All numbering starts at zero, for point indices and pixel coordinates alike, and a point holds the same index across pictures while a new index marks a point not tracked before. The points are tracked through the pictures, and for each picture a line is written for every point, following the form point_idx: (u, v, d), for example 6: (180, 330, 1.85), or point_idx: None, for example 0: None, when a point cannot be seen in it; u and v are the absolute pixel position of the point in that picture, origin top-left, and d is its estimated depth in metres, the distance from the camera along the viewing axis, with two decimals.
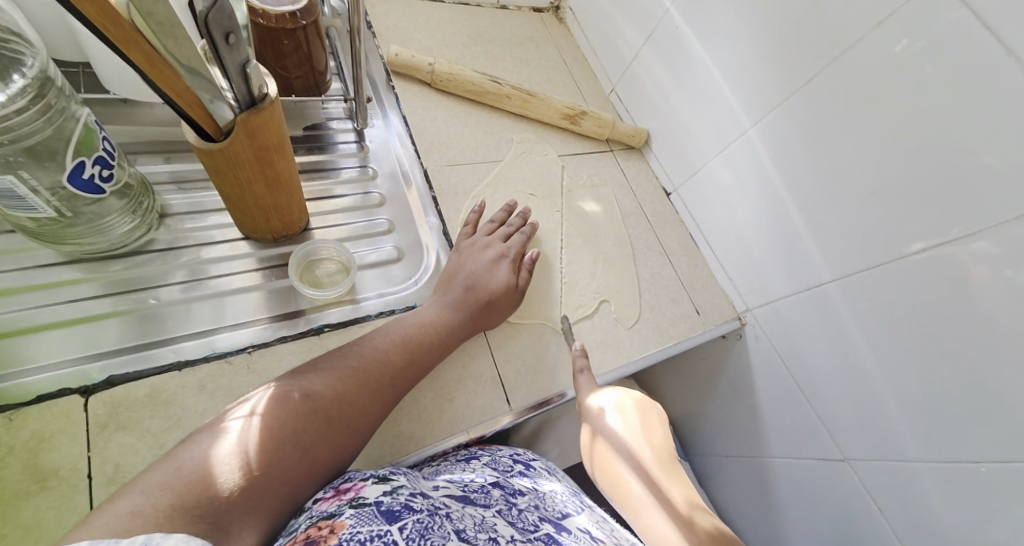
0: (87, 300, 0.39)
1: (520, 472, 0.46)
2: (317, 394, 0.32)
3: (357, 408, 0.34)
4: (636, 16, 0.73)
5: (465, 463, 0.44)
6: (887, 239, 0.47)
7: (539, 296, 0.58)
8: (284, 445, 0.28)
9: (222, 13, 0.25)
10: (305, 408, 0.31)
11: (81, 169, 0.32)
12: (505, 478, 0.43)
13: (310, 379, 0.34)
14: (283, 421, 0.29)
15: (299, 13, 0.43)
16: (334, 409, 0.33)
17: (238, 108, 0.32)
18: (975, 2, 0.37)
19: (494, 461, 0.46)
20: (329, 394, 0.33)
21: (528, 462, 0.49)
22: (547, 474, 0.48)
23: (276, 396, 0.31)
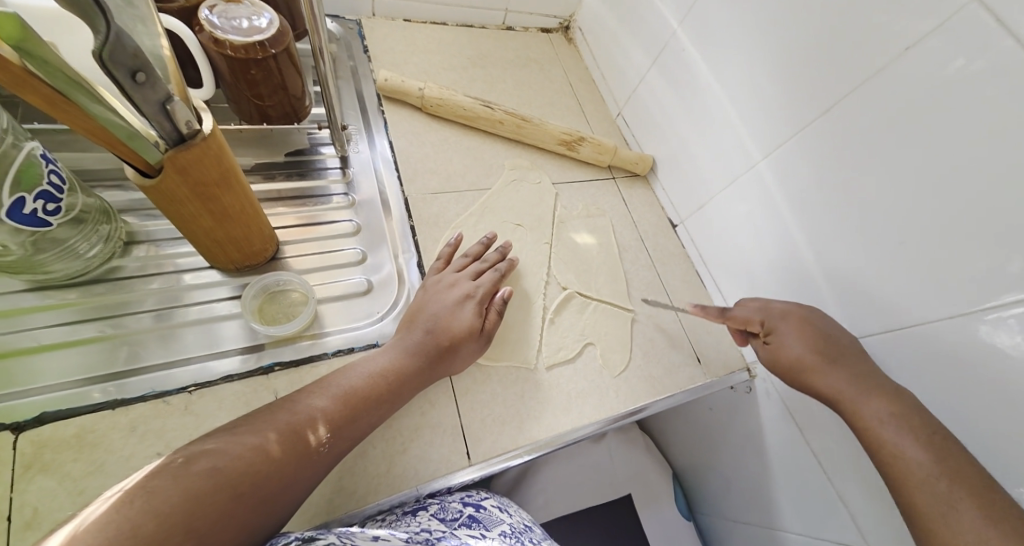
0: (39, 329, 0.39)
1: (469, 518, 0.42)
2: (228, 464, 0.29)
3: (279, 474, 0.31)
4: (643, 37, 0.69)
5: (409, 518, 0.39)
6: (916, 296, 0.40)
7: (516, 336, 0.54)
8: (176, 530, 0.24)
9: (126, 52, 0.24)
10: (210, 481, 0.27)
11: (21, 204, 0.32)
12: (453, 530, 0.38)
13: (222, 446, 0.30)
14: (182, 495, 0.25)
15: (267, 42, 0.42)
16: (249, 480, 0.29)
17: (165, 144, 0.30)
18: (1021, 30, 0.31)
19: (442, 510, 0.42)
20: (243, 462, 0.29)
21: (480, 503, 0.46)
22: (498, 512, 0.46)
23: (165, 468, 0.27)
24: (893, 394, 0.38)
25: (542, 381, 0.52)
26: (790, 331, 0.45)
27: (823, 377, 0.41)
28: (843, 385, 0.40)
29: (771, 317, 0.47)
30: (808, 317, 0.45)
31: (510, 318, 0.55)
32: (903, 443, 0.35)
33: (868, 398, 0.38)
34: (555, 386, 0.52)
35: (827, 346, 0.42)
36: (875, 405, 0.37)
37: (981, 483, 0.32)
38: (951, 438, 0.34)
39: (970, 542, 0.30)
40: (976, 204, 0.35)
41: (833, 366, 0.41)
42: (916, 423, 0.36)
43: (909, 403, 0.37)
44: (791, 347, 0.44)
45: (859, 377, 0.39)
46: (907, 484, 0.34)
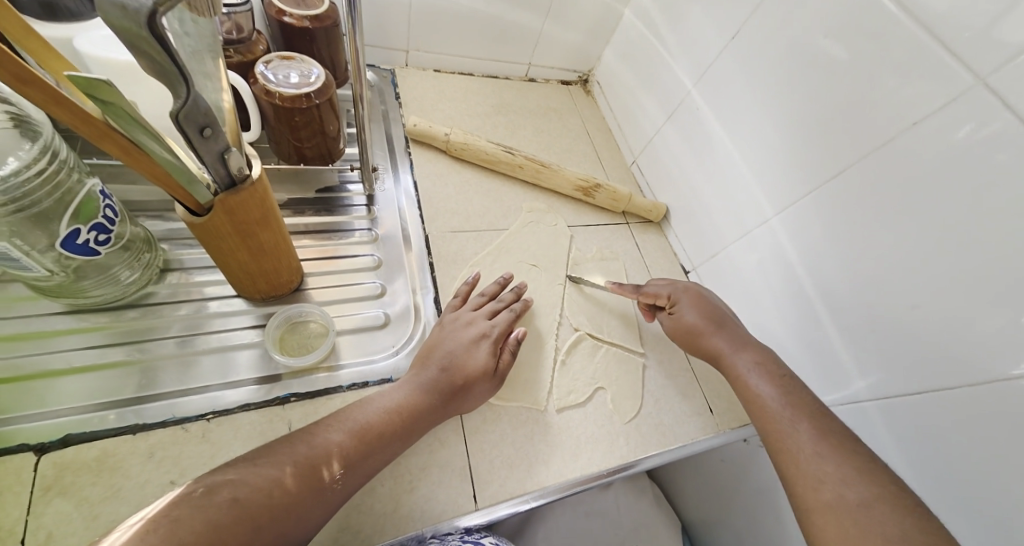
0: (74, 350, 0.41)
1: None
2: (247, 495, 0.29)
3: (294, 508, 0.31)
4: (659, 94, 0.73)
5: None
6: (933, 360, 0.39)
7: (526, 377, 0.54)
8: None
9: (198, 110, 0.27)
10: (229, 513, 0.27)
11: (75, 235, 0.34)
12: None
13: (242, 475, 0.30)
14: (202, 526, 0.26)
15: (313, 93, 0.46)
16: (265, 513, 0.29)
17: (217, 187, 0.33)
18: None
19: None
20: (261, 494, 0.30)
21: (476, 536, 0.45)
22: None
23: (188, 497, 0.27)
24: (763, 355, 0.49)
25: (551, 424, 0.51)
26: (686, 303, 0.55)
27: (715, 343, 0.51)
28: (724, 346, 0.50)
29: (676, 291, 0.57)
30: (701, 293, 0.56)
31: (522, 358, 0.55)
32: (761, 386, 0.46)
33: (743, 356, 0.49)
34: (564, 430, 0.51)
35: (711, 319, 0.53)
36: (744, 359, 0.48)
37: (814, 409, 0.42)
38: (795, 382, 0.45)
39: (808, 451, 0.39)
40: (991, 271, 0.35)
41: (718, 332, 0.51)
42: (772, 371, 0.47)
43: (767, 358, 0.49)
44: (686, 315, 0.54)
45: (734, 340, 0.51)
46: (766, 414, 0.44)
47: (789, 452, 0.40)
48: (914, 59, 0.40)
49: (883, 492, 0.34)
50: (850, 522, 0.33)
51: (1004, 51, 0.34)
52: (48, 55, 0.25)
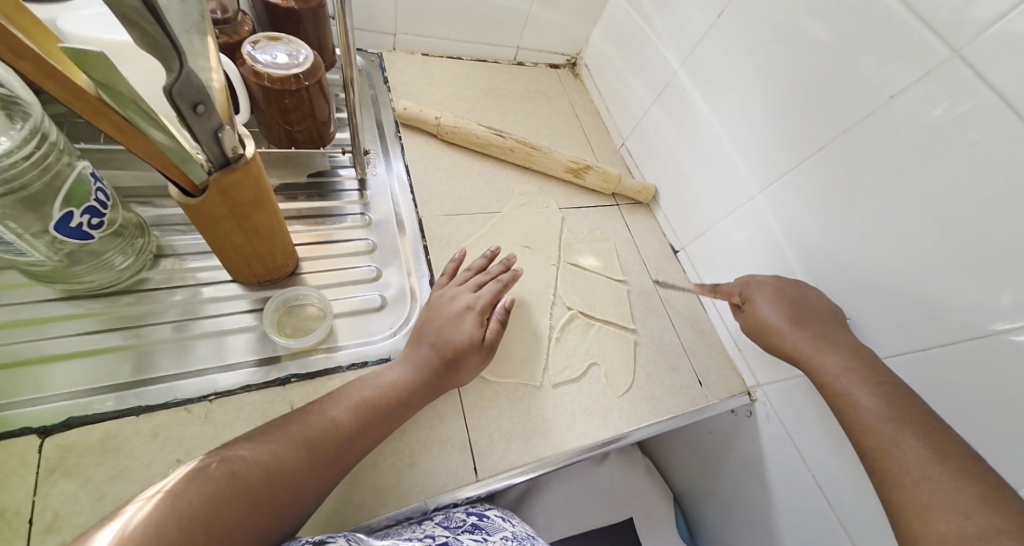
0: (70, 336, 0.41)
1: (472, 526, 0.44)
2: (250, 471, 0.30)
3: (296, 481, 0.32)
4: (646, 75, 0.74)
5: (416, 526, 0.41)
6: (912, 324, 0.42)
7: (522, 354, 0.55)
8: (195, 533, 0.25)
9: (191, 87, 0.27)
10: (233, 487, 0.28)
11: (68, 218, 0.34)
12: (457, 535, 0.41)
13: (245, 453, 0.31)
14: (208, 499, 0.27)
15: (302, 74, 0.46)
16: (267, 488, 0.30)
17: (212, 167, 0.33)
18: (1000, 85, 0.34)
19: (447, 520, 0.43)
20: (262, 470, 0.31)
21: (483, 513, 0.48)
22: (500, 522, 0.48)
23: (196, 472, 0.28)
24: (865, 360, 0.41)
25: (548, 399, 0.53)
26: (763, 301, 0.50)
27: (801, 350, 0.45)
28: (829, 365, 0.42)
29: (750, 288, 0.53)
30: (782, 287, 0.50)
31: (518, 337, 0.57)
32: (873, 399, 0.38)
33: (830, 354, 0.42)
34: (560, 405, 0.53)
35: (791, 316, 0.47)
36: (853, 380, 0.40)
37: (928, 423, 0.36)
38: (906, 391, 0.38)
39: (912, 474, 0.34)
40: (964, 240, 0.37)
41: (810, 339, 0.44)
42: (871, 376, 0.40)
43: (865, 361, 0.41)
44: (762, 312, 0.49)
45: (831, 347, 0.43)
46: (863, 423, 0.38)
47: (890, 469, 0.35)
48: (891, 35, 0.41)
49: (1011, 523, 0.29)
50: None
51: (975, 26, 0.35)
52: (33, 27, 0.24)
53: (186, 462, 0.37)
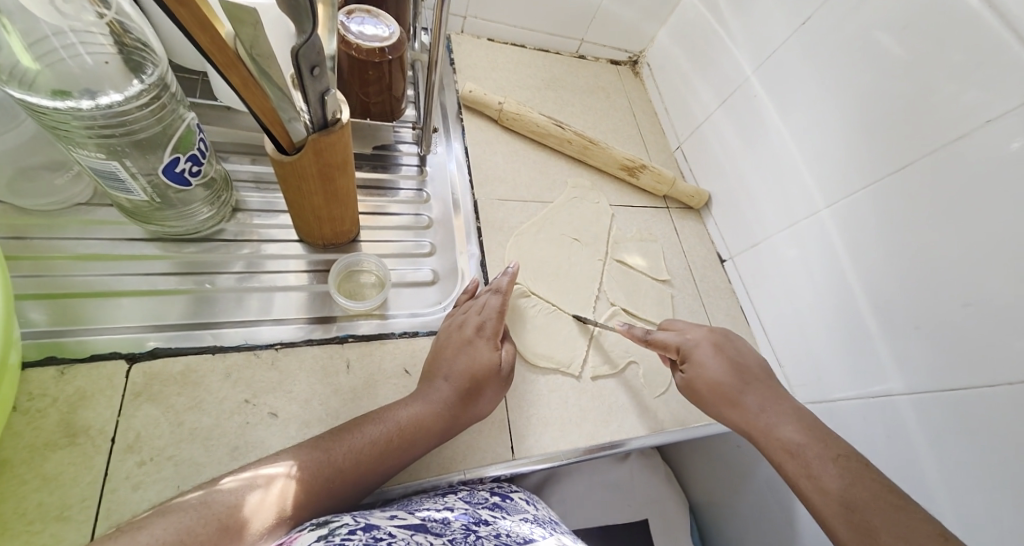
0: (155, 275, 0.43)
1: (494, 504, 0.41)
2: (332, 470, 0.34)
3: (358, 484, 0.35)
4: (714, 79, 0.73)
5: (438, 496, 0.40)
6: (976, 355, 0.40)
7: (564, 344, 0.56)
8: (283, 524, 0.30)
9: (313, 49, 0.28)
10: (316, 487, 0.33)
11: (175, 163, 0.36)
12: (476, 510, 0.39)
13: (331, 451, 0.35)
14: (295, 498, 0.31)
15: (387, 49, 0.47)
16: (346, 483, 0.34)
17: (311, 128, 0.35)
18: None
19: (470, 495, 0.42)
20: (344, 471, 0.34)
21: (508, 493, 0.46)
22: (525, 505, 0.45)
23: (289, 469, 0.32)
24: (810, 428, 0.43)
25: (585, 390, 0.54)
26: (704, 355, 0.49)
27: (745, 408, 0.46)
28: (756, 410, 0.45)
29: (688, 343, 0.51)
30: (718, 343, 0.51)
31: (560, 325, 0.57)
32: (822, 464, 0.40)
33: (791, 434, 0.43)
34: (598, 397, 0.54)
35: (741, 383, 0.47)
36: (787, 430, 0.43)
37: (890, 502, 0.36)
38: (863, 463, 0.39)
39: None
40: None
41: (744, 391, 0.47)
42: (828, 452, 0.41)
43: (813, 426, 0.43)
44: (712, 370, 0.48)
45: (767, 400, 0.46)
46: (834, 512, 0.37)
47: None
48: (990, 57, 0.39)
49: None
50: None
51: None
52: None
53: (254, 403, 0.39)
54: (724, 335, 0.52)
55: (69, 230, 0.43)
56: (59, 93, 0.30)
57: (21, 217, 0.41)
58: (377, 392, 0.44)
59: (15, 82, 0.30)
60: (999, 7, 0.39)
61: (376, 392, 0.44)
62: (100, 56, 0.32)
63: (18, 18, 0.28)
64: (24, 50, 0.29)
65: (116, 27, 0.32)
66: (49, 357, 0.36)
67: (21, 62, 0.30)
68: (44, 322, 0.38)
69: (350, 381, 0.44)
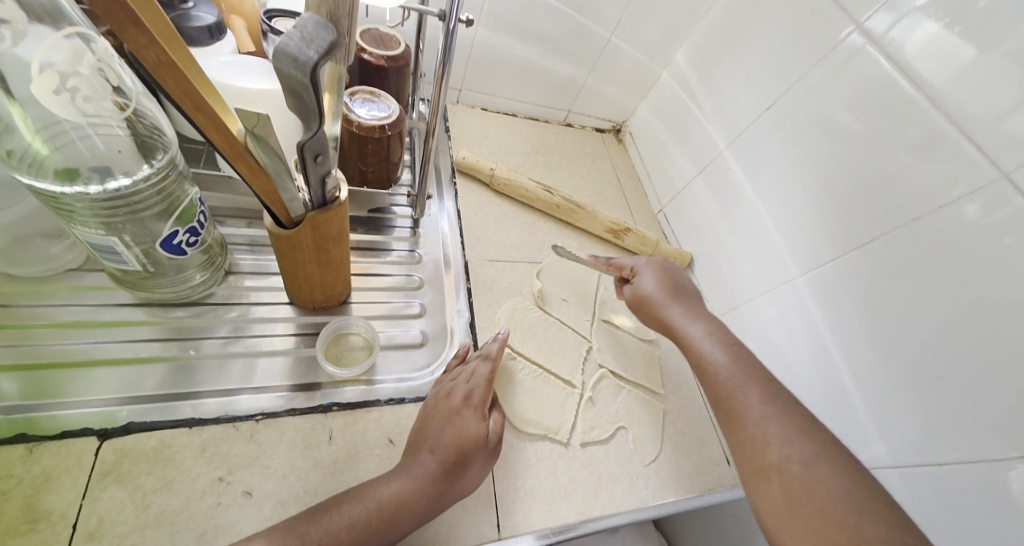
0: (140, 341, 0.42)
1: None
2: None
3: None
4: (690, 150, 0.78)
5: None
6: (955, 428, 0.41)
7: (553, 409, 0.55)
8: None
9: (318, 140, 0.30)
10: None
11: (173, 236, 0.37)
12: None
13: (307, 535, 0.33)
14: None
15: (388, 126, 0.51)
16: None
17: (310, 205, 0.36)
18: None
19: None
20: None
21: None
22: None
23: None
24: (804, 427, 0.39)
25: (574, 458, 0.53)
26: (648, 275, 0.59)
27: (672, 311, 0.54)
28: (750, 407, 0.42)
29: (639, 264, 0.62)
30: (665, 267, 0.60)
31: (549, 390, 0.57)
32: (746, 387, 0.44)
33: (693, 325, 0.52)
34: (586, 465, 0.52)
35: (668, 289, 0.57)
36: (776, 429, 0.39)
37: (796, 417, 0.41)
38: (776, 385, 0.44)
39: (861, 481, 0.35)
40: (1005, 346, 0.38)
41: (743, 387, 0.44)
42: (745, 369, 0.46)
43: (745, 358, 0.47)
44: (647, 282, 0.58)
45: (764, 395, 0.43)
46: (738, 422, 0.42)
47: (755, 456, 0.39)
48: (939, 147, 0.44)
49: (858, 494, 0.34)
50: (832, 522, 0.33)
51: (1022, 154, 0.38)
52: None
53: (228, 480, 0.38)
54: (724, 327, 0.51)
55: (57, 297, 0.42)
56: (66, 174, 0.31)
57: (10, 284, 0.41)
58: (359, 465, 0.42)
59: (25, 167, 0.31)
60: (943, 107, 0.44)
61: (358, 465, 0.42)
62: (112, 143, 0.33)
63: (34, 108, 0.30)
64: (36, 135, 0.31)
65: (130, 117, 0.33)
66: (17, 434, 0.35)
67: (33, 146, 0.31)
68: (18, 395, 0.37)
69: (332, 454, 0.42)
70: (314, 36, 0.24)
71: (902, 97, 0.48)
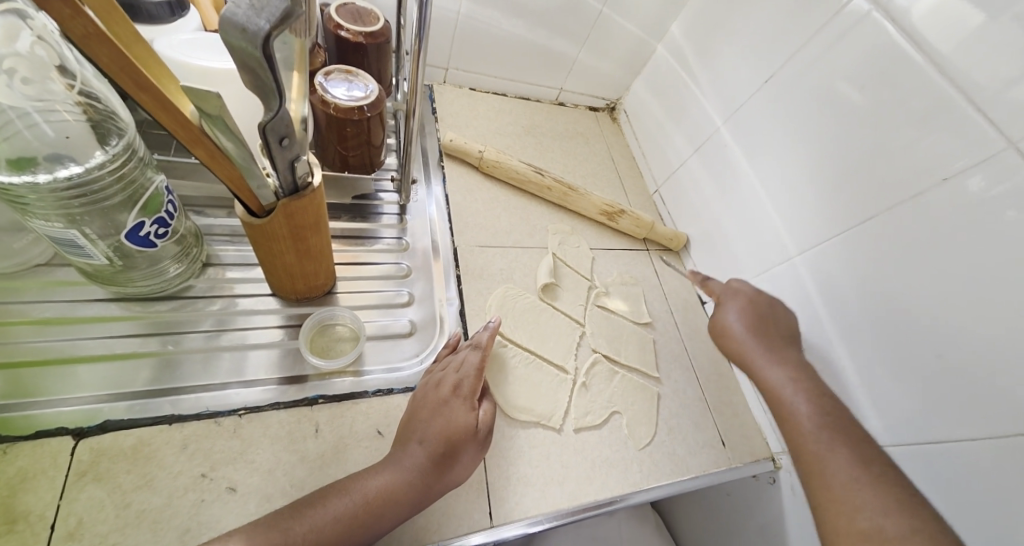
0: (116, 338, 0.41)
1: None
2: None
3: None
4: (686, 128, 0.76)
5: None
6: (955, 406, 0.40)
7: (545, 396, 0.55)
8: None
9: (281, 122, 0.28)
10: None
11: (139, 227, 0.35)
12: None
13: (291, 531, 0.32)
14: None
15: (367, 107, 0.48)
16: None
17: (280, 193, 0.34)
18: None
19: None
20: None
21: None
22: None
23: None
24: (900, 498, 0.38)
25: (567, 444, 0.52)
26: (733, 305, 0.59)
27: (756, 353, 0.53)
28: (840, 472, 0.41)
29: (727, 293, 0.61)
30: (754, 297, 0.58)
31: (541, 377, 0.56)
32: (827, 437, 0.43)
33: (778, 369, 0.50)
34: (579, 451, 0.52)
35: (751, 327, 0.56)
36: (867, 495, 0.38)
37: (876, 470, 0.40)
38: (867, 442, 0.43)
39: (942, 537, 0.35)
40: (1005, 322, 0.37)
41: (831, 447, 0.43)
42: (828, 416, 0.45)
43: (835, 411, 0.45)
44: (728, 314, 0.59)
45: (857, 459, 0.41)
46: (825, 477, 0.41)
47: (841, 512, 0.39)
48: (944, 117, 0.42)
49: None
50: None
51: None
52: (110, 15, 0.23)
53: (211, 477, 0.37)
54: (812, 377, 0.49)
55: (29, 293, 0.41)
56: (16, 164, 0.29)
57: None
58: (346, 458, 0.42)
59: None
60: (949, 75, 0.42)
61: (346, 457, 0.42)
62: (61, 128, 0.31)
63: None
64: None
65: (75, 99, 0.31)
66: None
67: None
68: None
69: (319, 447, 0.41)
70: (266, 3, 0.22)
71: (906, 65, 0.45)
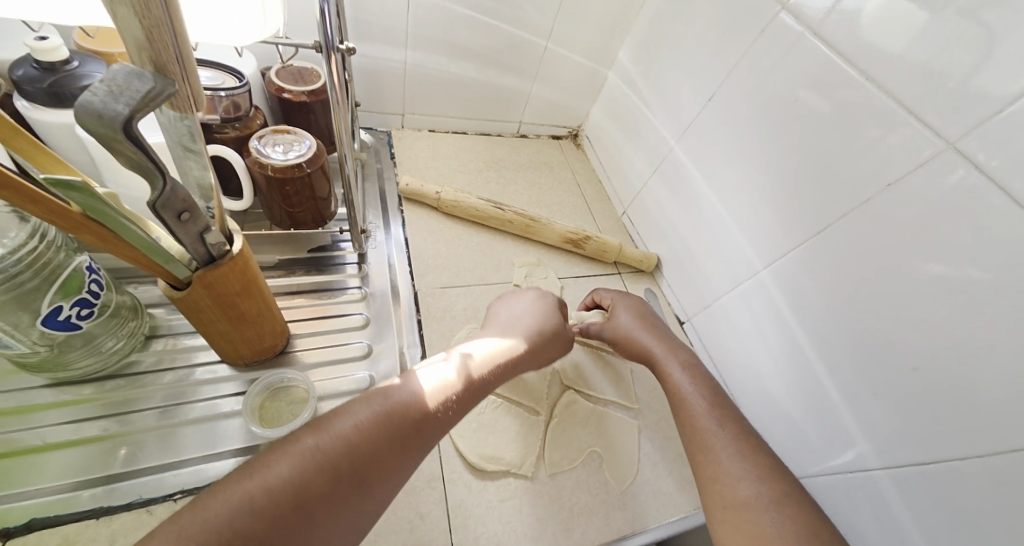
0: (52, 426, 0.40)
1: None
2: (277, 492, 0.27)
3: None
4: (643, 148, 0.76)
5: None
6: (940, 423, 0.37)
7: (516, 440, 0.52)
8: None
9: (176, 198, 0.27)
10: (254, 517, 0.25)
11: (56, 312, 0.35)
12: None
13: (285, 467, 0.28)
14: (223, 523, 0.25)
15: (305, 163, 0.49)
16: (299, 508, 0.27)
17: (196, 265, 0.33)
18: (982, 162, 0.34)
19: None
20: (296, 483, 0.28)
21: None
22: None
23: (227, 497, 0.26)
24: (771, 468, 0.40)
25: (541, 492, 0.49)
26: (623, 308, 0.61)
27: (648, 344, 0.55)
28: (721, 442, 0.42)
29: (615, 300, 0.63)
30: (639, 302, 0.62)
31: (511, 420, 0.53)
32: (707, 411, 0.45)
33: (672, 358, 0.53)
34: (555, 499, 0.48)
35: (641, 318, 0.59)
36: (742, 464, 0.40)
37: (751, 441, 0.42)
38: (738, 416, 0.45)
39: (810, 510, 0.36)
40: (972, 328, 0.35)
41: (719, 423, 0.44)
42: (713, 396, 0.47)
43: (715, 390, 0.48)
44: (621, 314, 0.60)
45: (736, 431, 0.43)
46: (700, 444, 0.43)
47: (716, 478, 0.40)
48: (879, 122, 0.41)
49: (798, 514, 0.36)
50: (757, 520, 0.35)
51: (965, 121, 0.35)
52: None
53: None
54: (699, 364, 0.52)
55: None
56: None
57: None
58: None
59: None
60: (877, 80, 0.41)
61: None
62: None
63: None
64: None
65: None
66: None
67: None
68: None
69: None
70: (125, 87, 0.22)
71: (836, 75, 0.45)
